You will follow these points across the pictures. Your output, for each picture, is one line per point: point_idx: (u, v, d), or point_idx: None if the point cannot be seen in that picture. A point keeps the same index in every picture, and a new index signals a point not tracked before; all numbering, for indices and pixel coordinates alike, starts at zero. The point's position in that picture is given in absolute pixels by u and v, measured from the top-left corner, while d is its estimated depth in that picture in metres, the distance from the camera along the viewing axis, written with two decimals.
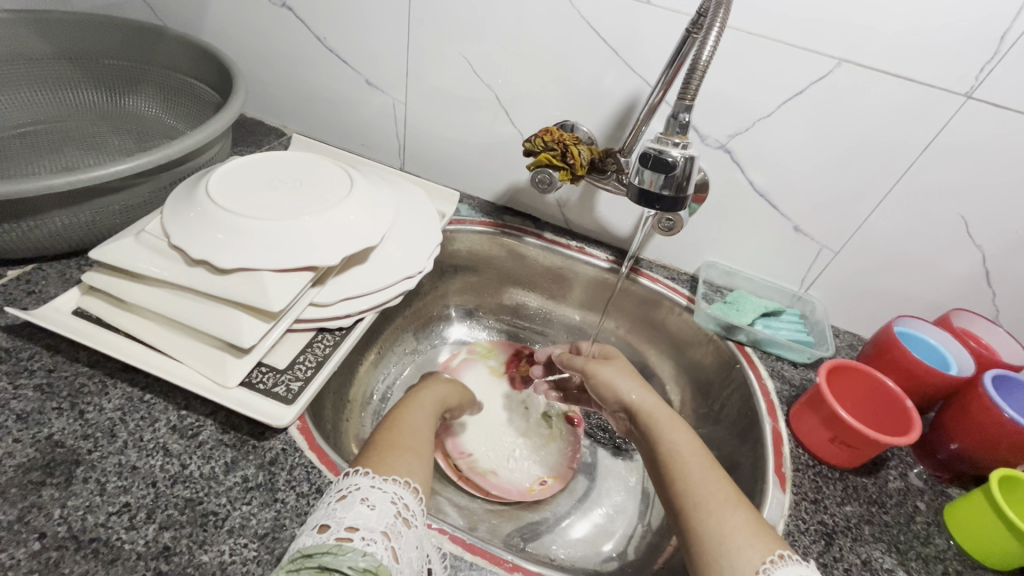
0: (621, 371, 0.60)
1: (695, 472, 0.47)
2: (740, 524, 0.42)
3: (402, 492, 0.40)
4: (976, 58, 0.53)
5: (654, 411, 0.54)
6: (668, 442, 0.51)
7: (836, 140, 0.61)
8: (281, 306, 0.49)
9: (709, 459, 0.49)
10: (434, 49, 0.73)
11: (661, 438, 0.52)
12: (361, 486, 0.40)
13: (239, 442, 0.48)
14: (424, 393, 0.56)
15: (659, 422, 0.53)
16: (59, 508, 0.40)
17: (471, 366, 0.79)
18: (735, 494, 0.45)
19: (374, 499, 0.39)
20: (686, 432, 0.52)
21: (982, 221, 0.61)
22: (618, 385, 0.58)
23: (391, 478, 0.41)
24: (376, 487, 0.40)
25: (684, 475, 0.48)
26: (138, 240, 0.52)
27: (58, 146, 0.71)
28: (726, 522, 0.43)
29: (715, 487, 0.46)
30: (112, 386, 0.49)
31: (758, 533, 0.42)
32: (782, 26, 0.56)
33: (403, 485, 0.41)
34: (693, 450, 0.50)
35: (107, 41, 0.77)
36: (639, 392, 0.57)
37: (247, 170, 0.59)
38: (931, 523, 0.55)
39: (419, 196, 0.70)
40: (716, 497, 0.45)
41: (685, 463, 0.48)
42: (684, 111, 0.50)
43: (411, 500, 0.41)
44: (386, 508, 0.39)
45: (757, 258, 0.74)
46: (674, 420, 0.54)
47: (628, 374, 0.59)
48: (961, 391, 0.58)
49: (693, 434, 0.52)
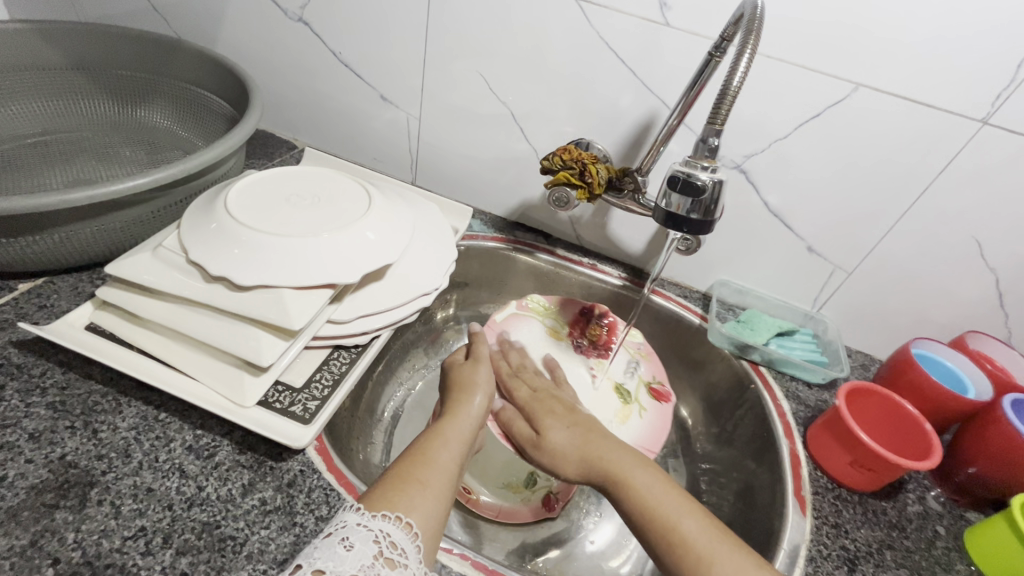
0: (572, 422, 0.59)
1: (671, 512, 0.46)
2: (733, 564, 0.42)
3: (389, 530, 0.39)
4: (991, 86, 0.53)
5: (612, 450, 0.54)
6: (637, 484, 0.50)
7: (852, 163, 0.62)
8: (301, 325, 0.48)
9: (682, 497, 0.48)
10: (451, 66, 0.73)
11: (627, 478, 0.50)
12: (348, 523, 0.39)
13: (257, 462, 0.47)
14: (451, 426, 0.53)
15: (616, 458, 0.53)
16: (73, 533, 0.39)
17: (525, 322, 0.75)
18: (721, 533, 0.45)
19: (354, 538, 0.38)
20: (651, 469, 0.51)
21: (996, 245, 0.61)
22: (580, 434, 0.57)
23: (380, 514, 0.40)
24: (361, 525, 0.39)
25: (662, 515, 0.46)
26: (155, 255, 0.52)
27: (69, 157, 0.71)
28: (721, 564, 0.42)
29: (699, 528, 0.45)
30: (127, 405, 0.48)
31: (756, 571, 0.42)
32: (802, 49, 0.57)
33: (394, 520, 0.40)
34: (664, 489, 0.49)
35: (122, 53, 0.77)
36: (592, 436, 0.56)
37: (265, 185, 0.59)
38: (952, 548, 0.54)
39: (434, 212, 0.70)
40: (704, 543, 0.44)
41: (661, 502, 0.47)
42: (714, 136, 0.50)
43: (399, 538, 0.39)
44: (365, 548, 0.37)
45: (771, 277, 0.74)
46: (633, 465, 0.52)
47: (576, 428, 0.58)
48: (980, 414, 0.58)
49: (659, 472, 0.51)
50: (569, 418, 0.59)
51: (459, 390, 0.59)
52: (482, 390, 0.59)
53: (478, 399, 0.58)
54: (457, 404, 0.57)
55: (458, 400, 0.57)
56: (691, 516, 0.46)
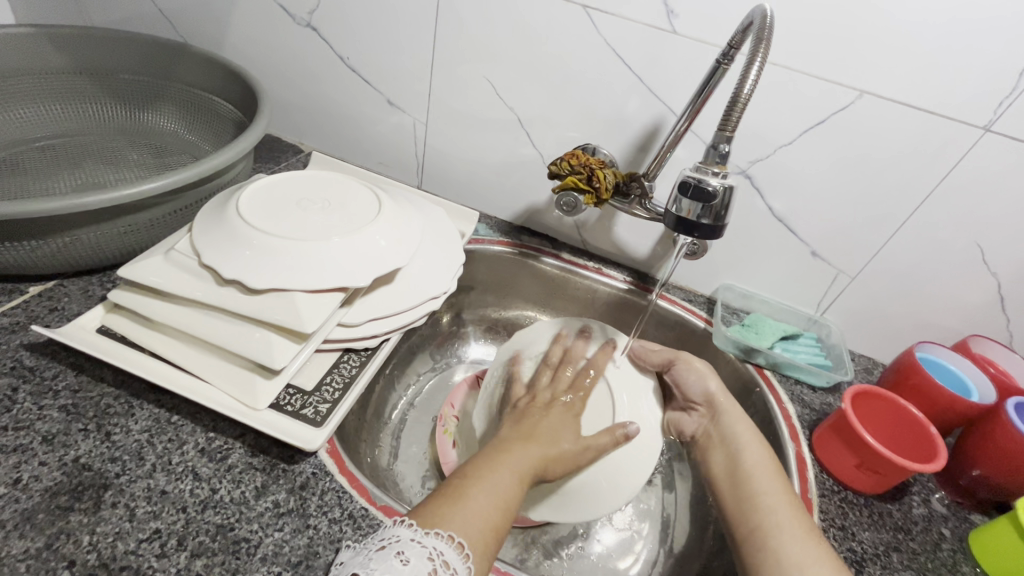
0: (688, 361, 0.63)
1: (767, 490, 0.52)
2: (811, 545, 0.47)
3: (442, 548, 0.39)
4: (995, 94, 0.54)
5: (731, 421, 0.60)
6: (746, 454, 0.56)
7: (856, 169, 0.63)
8: (314, 327, 0.49)
9: (781, 476, 0.54)
10: (459, 71, 0.73)
11: (739, 443, 0.57)
12: (402, 538, 0.40)
13: (269, 465, 0.47)
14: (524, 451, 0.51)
15: (733, 425, 0.59)
16: (88, 535, 0.39)
17: None
18: (804, 520, 0.49)
19: (410, 553, 0.38)
20: (761, 443, 0.57)
21: (999, 250, 0.62)
22: (706, 373, 0.62)
23: (432, 531, 0.40)
24: (415, 540, 0.39)
25: (758, 488, 0.53)
26: (168, 258, 0.52)
27: (77, 161, 0.71)
28: (795, 540, 0.47)
29: (785, 504, 0.50)
30: (139, 407, 0.48)
31: (827, 554, 0.46)
32: (806, 57, 0.58)
33: (446, 539, 0.40)
34: (771, 468, 0.55)
35: (131, 58, 0.77)
36: (706, 367, 0.63)
37: (276, 189, 0.59)
38: (957, 550, 0.55)
39: (442, 217, 0.70)
40: (792, 524, 0.49)
41: (761, 475, 0.54)
42: (725, 142, 0.50)
43: (452, 557, 0.39)
44: (420, 565, 0.38)
45: (776, 281, 0.74)
46: (749, 429, 0.58)
47: (693, 360, 0.63)
48: (984, 417, 0.58)
49: (771, 456, 0.56)
50: (694, 359, 0.64)
51: (534, 420, 0.56)
52: (564, 425, 0.56)
53: (564, 411, 0.58)
54: (553, 419, 0.56)
55: (549, 418, 0.56)
56: (783, 497, 0.51)
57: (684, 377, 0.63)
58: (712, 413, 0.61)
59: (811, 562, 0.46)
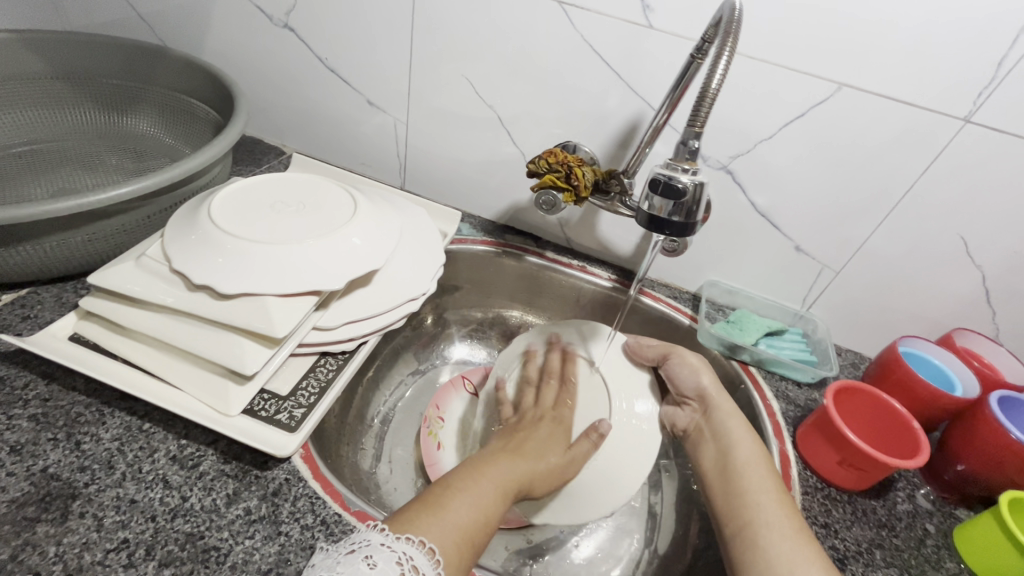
0: (683, 355, 0.62)
1: (756, 486, 0.51)
2: (800, 544, 0.46)
3: (412, 553, 0.39)
4: (973, 84, 0.54)
5: (723, 416, 0.58)
6: (738, 449, 0.55)
7: (837, 162, 0.62)
8: (285, 332, 0.48)
9: (771, 472, 0.52)
10: (437, 69, 0.73)
11: (729, 439, 0.56)
12: (372, 542, 0.39)
13: (241, 472, 0.46)
14: (504, 467, 0.51)
15: (726, 420, 0.58)
16: (54, 546, 0.39)
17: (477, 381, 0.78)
18: (793, 517, 0.48)
19: (377, 557, 0.37)
20: (753, 439, 0.56)
21: (982, 242, 0.62)
22: (698, 367, 0.61)
23: (403, 537, 0.40)
24: (384, 545, 0.39)
25: (747, 483, 0.51)
26: (138, 264, 0.51)
27: (54, 167, 0.70)
28: (786, 539, 0.46)
29: (775, 502, 0.49)
30: (110, 416, 0.48)
31: (816, 554, 0.45)
32: (783, 50, 0.57)
33: (417, 544, 0.40)
34: (763, 466, 0.53)
35: (107, 61, 0.77)
36: (699, 362, 0.62)
37: (250, 192, 0.58)
38: (941, 546, 0.55)
39: (423, 218, 0.70)
40: (782, 523, 0.47)
41: (751, 471, 0.52)
42: (694, 138, 0.50)
43: (422, 562, 0.38)
44: (388, 568, 0.37)
45: (760, 277, 0.74)
46: (739, 425, 0.57)
47: (687, 356, 0.62)
48: (967, 411, 0.58)
49: (762, 451, 0.55)
50: (687, 353, 0.63)
51: (527, 441, 0.56)
52: (554, 442, 0.57)
53: (566, 428, 0.59)
54: (544, 434, 0.57)
55: (540, 435, 0.57)
56: (773, 493, 0.50)
57: (678, 371, 0.61)
58: (705, 407, 0.60)
59: (800, 561, 0.44)
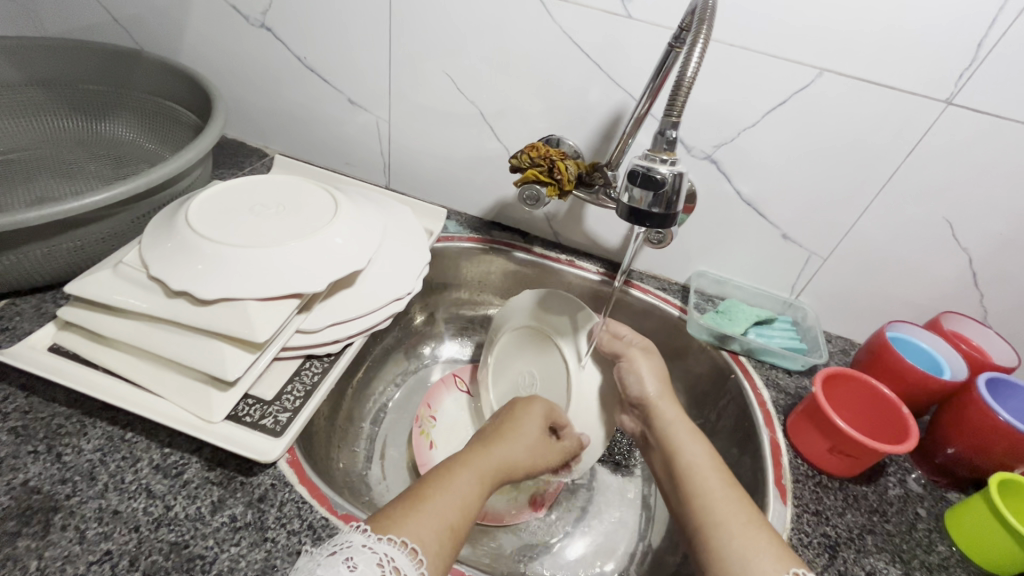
0: (631, 359, 0.59)
1: (705, 488, 0.49)
2: (751, 539, 0.44)
3: (393, 554, 0.38)
4: (953, 66, 0.53)
5: (665, 422, 0.57)
6: (684, 453, 0.53)
7: (821, 148, 0.61)
8: (266, 336, 0.47)
9: (720, 469, 0.51)
10: (417, 67, 0.72)
11: (672, 442, 0.55)
12: (353, 544, 0.39)
13: (226, 479, 0.46)
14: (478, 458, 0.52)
15: (669, 429, 0.56)
16: (35, 560, 0.39)
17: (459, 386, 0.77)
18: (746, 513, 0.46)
19: (358, 559, 0.37)
20: (700, 441, 0.54)
21: (967, 224, 0.61)
22: (645, 375, 0.58)
23: (385, 537, 0.39)
24: (366, 546, 0.38)
25: (694, 482, 0.50)
26: (116, 272, 0.51)
27: (32, 176, 0.69)
28: (736, 536, 0.44)
29: (724, 499, 0.48)
30: (92, 426, 0.47)
31: (768, 547, 0.43)
32: (762, 37, 0.57)
33: (398, 545, 0.39)
34: (710, 465, 0.51)
35: (83, 67, 0.76)
36: (647, 367, 0.59)
37: (229, 196, 0.58)
38: (933, 529, 0.55)
39: (406, 216, 0.69)
40: (738, 518, 0.46)
41: (697, 473, 0.51)
42: (672, 128, 0.49)
43: (404, 564, 0.38)
44: (368, 570, 0.37)
45: (748, 266, 0.73)
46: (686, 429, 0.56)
47: (637, 362, 0.59)
48: (956, 394, 0.58)
49: (710, 450, 0.53)
50: (638, 357, 0.59)
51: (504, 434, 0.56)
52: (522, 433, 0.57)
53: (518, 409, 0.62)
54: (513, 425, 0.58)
55: (516, 423, 0.58)
56: (722, 492, 0.48)
57: (625, 377, 0.59)
58: (647, 415, 0.58)
59: (756, 557, 0.42)
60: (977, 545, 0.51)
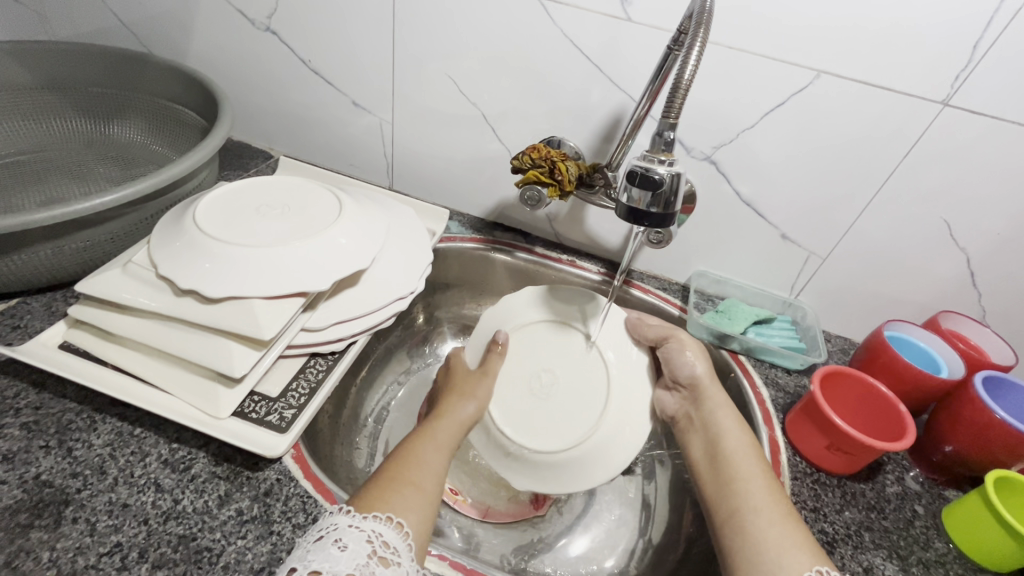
0: (680, 340, 0.61)
1: (745, 474, 0.50)
2: (786, 531, 0.45)
3: (380, 530, 0.40)
4: (949, 68, 0.54)
5: (714, 405, 0.58)
6: (727, 439, 0.54)
7: (818, 149, 0.62)
8: (272, 334, 0.48)
9: (761, 460, 0.52)
10: (420, 69, 0.73)
11: (717, 426, 0.56)
12: (339, 526, 0.39)
13: (233, 473, 0.47)
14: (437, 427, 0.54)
15: (714, 409, 0.57)
16: (48, 551, 0.40)
17: None
18: (784, 506, 0.47)
19: (347, 539, 0.38)
20: (743, 430, 0.55)
21: (965, 224, 0.62)
22: (696, 355, 0.60)
23: (371, 515, 0.41)
24: (353, 526, 0.39)
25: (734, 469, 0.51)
26: (124, 271, 0.52)
27: (42, 177, 0.70)
28: (772, 526, 0.45)
29: (762, 489, 0.49)
30: (101, 422, 0.48)
31: (802, 542, 0.44)
32: (760, 39, 0.57)
33: (385, 520, 0.41)
34: (747, 453, 0.53)
35: (93, 70, 0.77)
36: (697, 349, 0.61)
37: (236, 196, 0.59)
38: (930, 526, 0.55)
39: (410, 217, 0.70)
40: (776, 511, 0.46)
41: (740, 460, 0.52)
42: (669, 129, 0.50)
43: (391, 537, 0.40)
44: (359, 548, 0.38)
45: (747, 266, 0.74)
46: (728, 412, 0.57)
47: (686, 341, 0.61)
48: (953, 393, 0.58)
49: (752, 440, 0.55)
50: (688, 338, 0.62)
51: (451, 392, 0.60)
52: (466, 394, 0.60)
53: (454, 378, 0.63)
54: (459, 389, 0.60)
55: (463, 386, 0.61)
56: (761, 480, 0.50)
57: (675, 356, 0.61)
58: (696, 395, 0.59)
59: (787, 546, 0.43)
60: (970, 540, 0.52)
